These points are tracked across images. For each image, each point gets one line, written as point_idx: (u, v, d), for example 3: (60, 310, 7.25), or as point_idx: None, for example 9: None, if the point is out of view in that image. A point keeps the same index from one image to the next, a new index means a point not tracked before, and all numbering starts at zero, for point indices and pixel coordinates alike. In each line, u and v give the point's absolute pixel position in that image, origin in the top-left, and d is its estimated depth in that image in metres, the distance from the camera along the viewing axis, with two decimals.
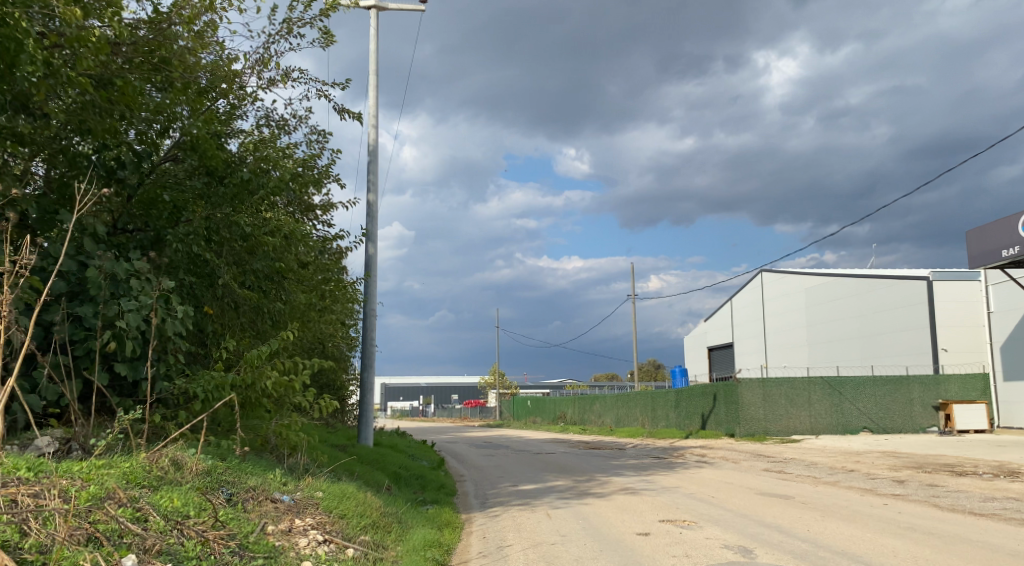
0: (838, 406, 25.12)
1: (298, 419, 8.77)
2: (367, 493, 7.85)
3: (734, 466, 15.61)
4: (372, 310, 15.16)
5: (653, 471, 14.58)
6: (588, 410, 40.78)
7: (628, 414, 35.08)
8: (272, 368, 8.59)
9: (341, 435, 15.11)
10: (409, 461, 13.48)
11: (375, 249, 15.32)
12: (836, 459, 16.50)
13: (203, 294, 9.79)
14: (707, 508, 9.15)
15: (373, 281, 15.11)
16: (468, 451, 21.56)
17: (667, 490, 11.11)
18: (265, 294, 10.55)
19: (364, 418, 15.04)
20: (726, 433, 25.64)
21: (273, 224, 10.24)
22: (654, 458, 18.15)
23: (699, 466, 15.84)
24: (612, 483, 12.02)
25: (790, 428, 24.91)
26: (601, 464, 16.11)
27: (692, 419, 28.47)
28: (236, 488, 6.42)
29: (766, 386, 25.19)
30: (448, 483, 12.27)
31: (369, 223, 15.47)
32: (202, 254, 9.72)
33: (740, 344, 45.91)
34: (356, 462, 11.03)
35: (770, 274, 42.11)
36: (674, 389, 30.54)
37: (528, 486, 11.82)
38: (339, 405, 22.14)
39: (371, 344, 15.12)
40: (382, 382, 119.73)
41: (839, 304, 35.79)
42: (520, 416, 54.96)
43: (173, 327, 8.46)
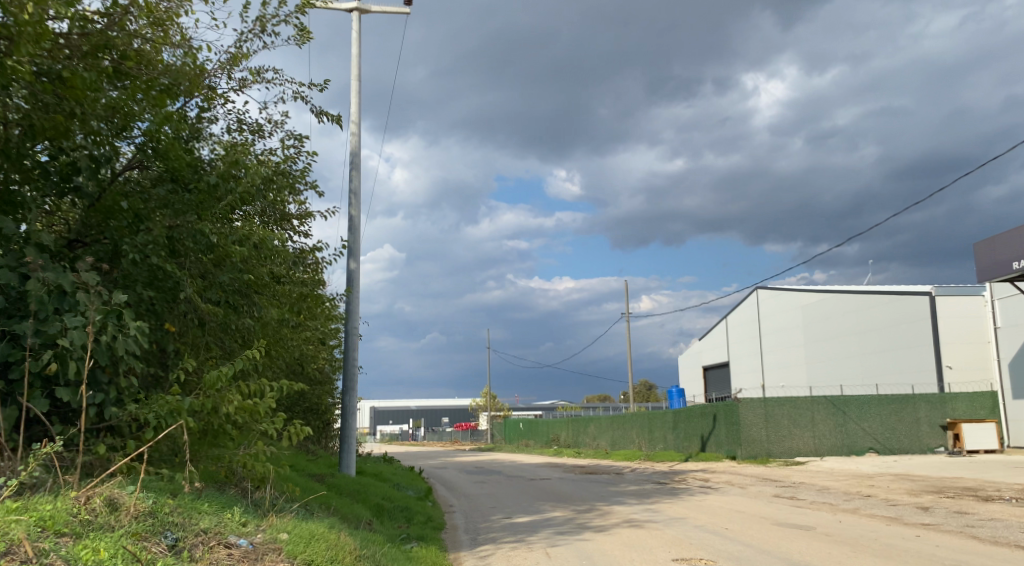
0: (842, 426, 24.24)
1: (265, 449, 7.85)
2: (342, 534, 6.91)
3: (741, 492, 14.68)
4: (354, 329, 14.26)
5: (656, 498, 13.63)
6: (582, 432, 39.76)
7: (624, 436, 34.11)
8: (235, 391, 7.71)
9: (321, 463, 14.11)
10: (394, 491, 12.47)
11: (357, 264, 14.45)
12: (848, 483, 15.61)
13: (164, 311, 8.86)
14: (725, 544, 8.23)
15: (355, 298, 14.22)
16: (458, 477, 20.53)
17: (676, 521, 10.18)
18: (234, 309, 9.63)
19: (346, 445, 14.08)
20: (727, 455, 24.71)
21: (242, 233, 9.37)
22: (654, 484, 17.20)
23: (704, 493, 14.87)
24: (614, 514, 11.07)
25: (793, 449, 24.00)
26: (599, 491, 15.13)
27: (691, 441, 27.54)
28: (182, 531, 5.53)
29: (768, 406, 24.30)
30: (436, 515, 11.27)
31: (351, 236, 14.61)
32: (163, 267, 8.80)
33: (736, 363, 45.02)
34: (334, 495, 10.08)
35: (766, 291, 41.35)
36: (672, 410, 29.63)
37: (522, 518, 10.84)
38: (321, 430, 21.09)
39: (353, 365, 14.19)
40: (372, 405, 118.12)
41: (837, 322, 35.06)
42: (512, 439, 53.80)
43: (125, 346, 7.59)
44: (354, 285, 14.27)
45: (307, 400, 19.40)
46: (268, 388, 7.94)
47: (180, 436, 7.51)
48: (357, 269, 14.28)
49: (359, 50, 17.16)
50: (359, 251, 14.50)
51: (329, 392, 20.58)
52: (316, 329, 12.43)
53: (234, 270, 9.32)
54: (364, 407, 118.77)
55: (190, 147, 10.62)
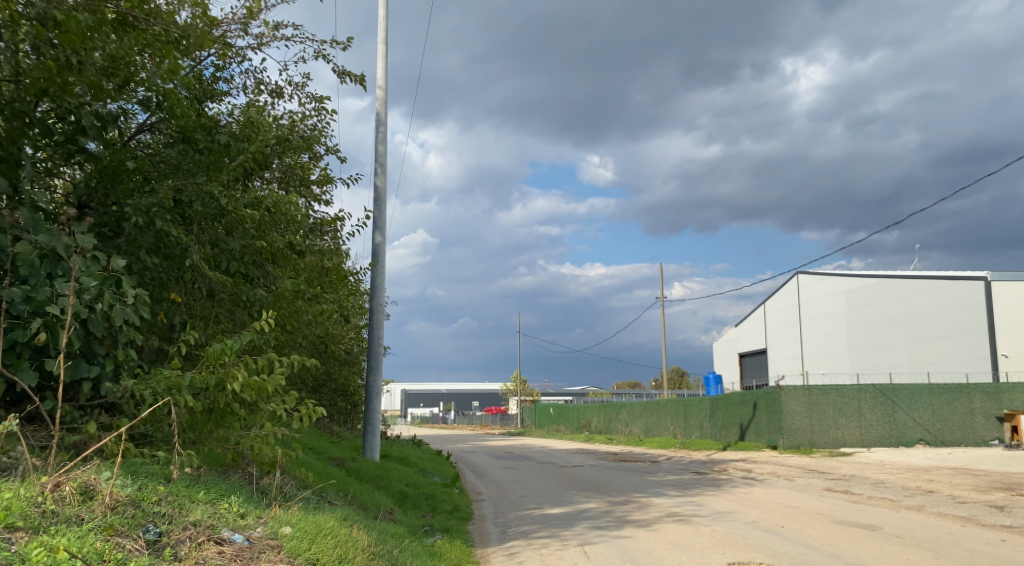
0: (890, 416, 23.05)
1: (275, 430, 7.14)
2: (355, 528, 6.18)
3: (790, 485, 13.70)
4: (380, 307, 13.53)
5: (698, 490, 12.72)
6: (615, 418, 38.85)
7: (658, 423, 33.15)
8: (241, 366, 6.98)
9: (344, 446, 13.46)
10: (419, 477, 11.73)
11: (383, 239, 13.70)
12: (905, 477, 14.53)
13: (169, 280, 8.25)
14: (785, 546, 7.30)
15: (380, 273, 13.49)
16: (487, 463, 19.79)
17: (724, 516, 9.27)
18: (246, 278, 9.00)
19: (370, 427, 13.39)
20: (768, 445, 23.72)
21: (253, 196, 8.66)
22: (693, 473, 16.29)
23: (748, 484, 13.90)
24: (655, 507, 10.20)
25: (838, 440, 22.91)
26: (636, 481, 14.25)
27: (729, 429, 26.55)
28: (169, 524, 4.81)
29: (812, 394, 23.21)
30: (462, 504, 10.49)
31: (376, 209, 13.86)
32: (168, 232, 8.14)
33: (775, 350, 43.68)
34: (353, 481, 9.37)
35: (807, 276, 39.93)
36: (709, 397, 28.63)
37: (556, 509, 10.00)
38: (348, 412, 20.46)
39: (378, 344, 13.48)
40: (403, 388, 118.41)
41: (884, 308, 33.68)
42: (543, 424, 53.14)
43: (122, 316, 6.91)
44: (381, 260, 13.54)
45: (333, 380, 18.80)
46: (279, 364, 7.19)
47: (181, 414, 6.86)
48: (383, 243, 13.52)
49: (385, 15, 16.31)
50: (384, 225, 13.74)
51: (356, 373, 19.92)
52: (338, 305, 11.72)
53: (247, 238, 8.61)
54: (394, 390, 119.17)
55: (205, 108, 9.91)
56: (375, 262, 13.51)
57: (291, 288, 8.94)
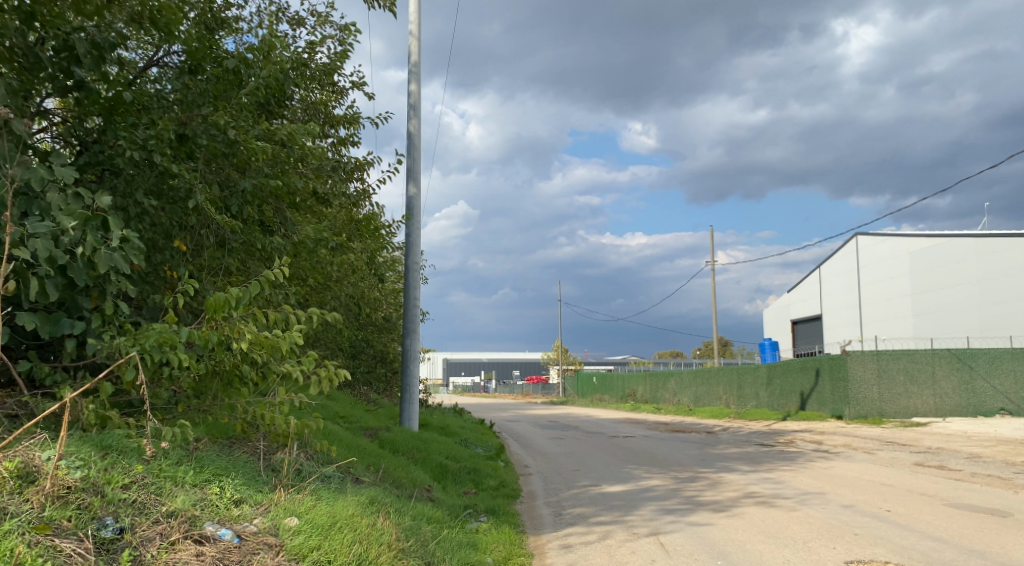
0: (968, 383, 21.33)
1: (290, 397, 5.99)
2: (382, 515, 5.05)
3: (871, 459, 12.29)
4: (415, 264, 12.36)
5: (771, 465, 11.37)
6: (663, 387, 37.45)
7: (709, 392, 31.70)
8: (247, 320, 5.76)
9: (378, 416, 12.41)
10: (460, 448, 10.60)
11: (418, 190, 12.50)
12: (1002, 450, 12.99)
13: (172, 225, 7.05)
14: (906, 537, 5.98)
15: (415, 226, 12.33)
16: (531, 433, 18.68)
17: (814, 498, 7.94)
18: (262, 225, 7.70)
19: (407, 394, 12.34)
20: (833, 414, 22.26)
21: (266, 126, 7.33)
22: (757, 445, 14.94)
23: (823, 458, 12.51)
24: (729, 485, 8.88)
25: (909, 409, 21.33)
26: (698, 453, 12.94)
27: (789, 398, 25.02)
28: (136, 515, 3.74)
29: (880, 360, 21.59)
30: (510, 480, 9.32)
31: (409, 157, 12.65)
32: (168, 168, 6.93)
33: (830, 316, 41.71)
34: (386, 454, 8.28)
35: (866, 237, 37.81)
36: (765, 364, 27.08)
37: (615, 487, 8.77)
38: (384, 379, 19.47)
39: (414, 305, 12.34)
40: (445, 357, 118.33)
41: (954, 270, 31.66)
42: (586, 393, 51.97)
43: (108, 261, 5.75)
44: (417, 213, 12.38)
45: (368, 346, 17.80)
46: (293, 318, 5.95)
47: (179, 374, 5.76)
48: (418, 194, 12.34)
49: None
50: (420, 174, 12.54)
51: (392, 337, 18.87)
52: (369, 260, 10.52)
53: (261, 174, 7.23)
54: (435, 359, 119.22)
55: (215, 33, 8.64)
56: (410, 215, 12.36)
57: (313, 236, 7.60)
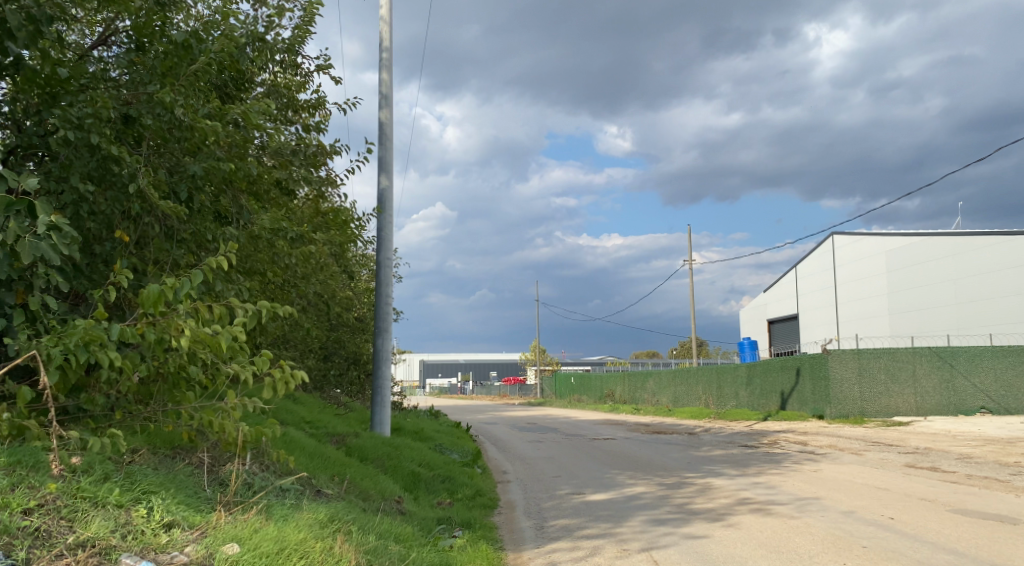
0: (949, 382, 21.12)
1: (241, 404, 5.34)
2: (340, 538, 4.45)
3: (860, 461, 11.87)
4: (386, 260, 11.74)
5: (758, 468, 10.91)
6: (641, 387, 37.07)
7: (688, 392, 31.38)
8: (188, 315, 5.11)
9: (348, 421, 11.79)
10: (434, 455, 9.99)
11: (390, 182, 11.90)
12: (991, 450, 12.66)
13: (115, 214, 6.34)
14: (919, 550, 5.50)
15: (386, 219, 11.73)
16: (509, 436, 18.09)
17: (811, 505, 7.46)
18: (216, 214, 6.88)
19: (378, 397, 11.72)
20: (814, 414, 21.96)
21: (217, 104, 6.57)
22: (741, 447, 14.50)
23: (811, 460, 12.09)
24: (720, 491, 8.38)
25: (891, 409, 21.08)
26: (682, 456, 12.46)
27: (769, 398, 24.71)
28: (35, 553, 3.16)
29: (862, 358, 21.31)
30: (487, 489, 8.73)
31: (380, 147, 12.04)
32: (108, 149, 6.22)
33: (807, 315, 41.65)
34: (353, 464, 7.67)
35: (842, 236, 37.74)
36: (745, 364, 26.77)
37: (600, 495, 8.23)
38: (356, 381, 18.80)
39: (386, 304, 11.72)
40: (421, 359, 117.42)
41: (931, 268, 31.63)
42: (564, 394, 51.50)
43: (31, 249, 5.06)
44: (388, 206, 11.79)
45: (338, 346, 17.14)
46: (240, 311, 5.32)
47: (115, 375, 5.14)
48: (389, 186, 11.75)
49: None
50: (391, 165, 11.93)
51: (364, 338, 18.20)
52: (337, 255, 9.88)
53: (213, 158, 6.50)
54: (412, 361, 118.21)
55: None
56: (381, 209, 11.75)
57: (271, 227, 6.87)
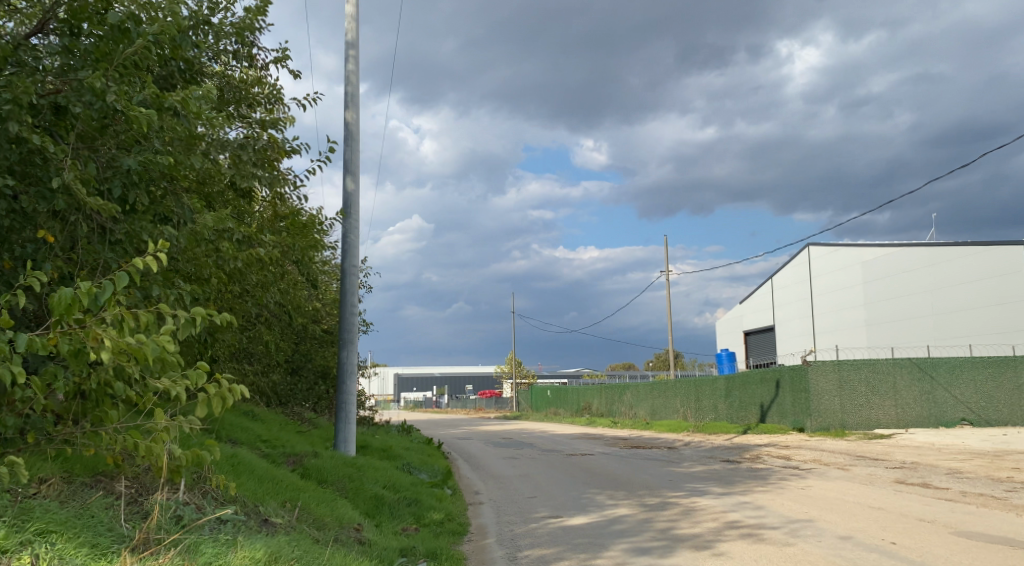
0: (929, 394, 20.85)
1: (170, 424, 4.66)
2: None
3: (847, 477, 11.41)
4: (352, 268, 11.13)
5: (744, 485, 10.40)
6: (618, 400, 36.57)
7: (666, 405, 30.94)
8: (108, 322, 4.41)
9: (311, 439, 11.11)
10: (401, 475, 9.35)
11: (357, 185, 11.30)
12: (980, 464, 12.26)
13: (38, 212, 5.64)
14: None
15: (353, 224, 11.13)
16: (483, 452, 17.44)
17: (805, 528, 6.93)
18: (155, 213, 6.20)
19: (343, 413, 11.07)
20: (794, 427, 21.58)
21: (154, 90, 5.88)
22: (724, 463, 13.99)
23: (796, 476, 11.61)
24: (706, 513, 7.84)
25: (872, 421, 20.76)
26: (663, 473, 11.91)
27: (748, 410, 24.33)
28: None
29: (842, 370, 20.97)
30: (457, 512, 8.12)
31: (347, 149, 11.45)
32: (29, 139, 5.51)
33: (783, 326, 41.51)
34: (310, 488, 7.04)
35: (818, 247, 37.66)
36: (724, 376, 26.39)
37: (578, 519, 7.65)
38: (324, 396, 18.05)
39: (351, 314, 11.10)
40: (395, 372, 116.16)
41: (908, 279, 31.56)
42: (540, 407, 50.84)
43: None
44: (355, 210, 11.20)
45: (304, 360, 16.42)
46: (173, 318, 4.63)
47: (23, 394, 4.44)
48: (356, 190, 11.15)
49: None
50: (358, 168, 11.35)
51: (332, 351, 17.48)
52: (296, 260, 9.26)
53: (150, 149, 5.83)
54: (387, 374, 116.91)
55: None
56: (347, 214, 11.16)
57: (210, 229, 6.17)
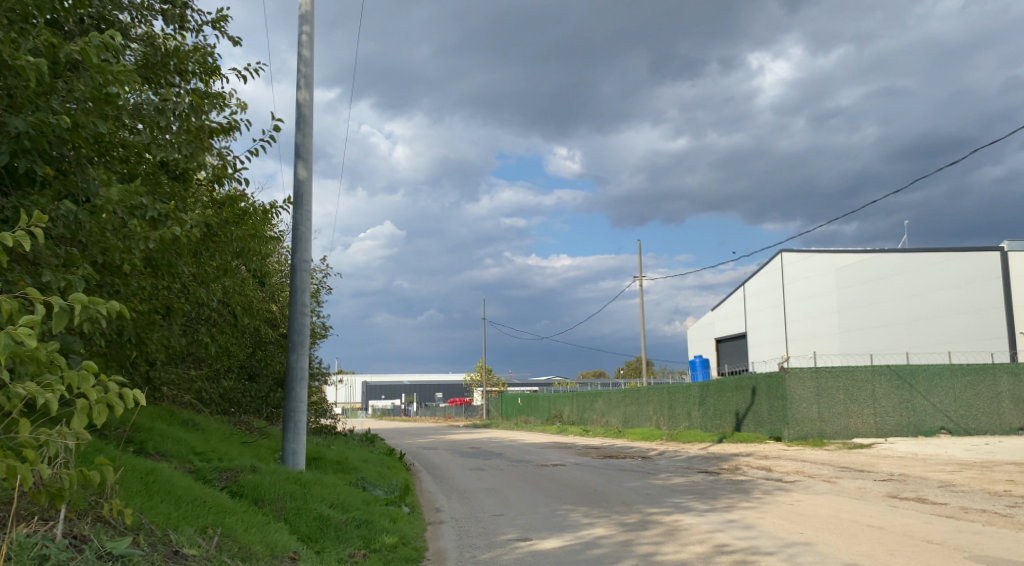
0: (908, 402, 20.36)
1: (42, 438, 3.64)
2: None
3: (835, 491, 10.69)
4: (303, 265, 10.21)
5: (728, 500, 9.62)
6: (590, 408, 35.81)
7: (638, 413, 30.23)
8: None
9: (257, 451, 10.15)
10: (352, 491, 8.42)
11: (310, 174, 10.43)
12: (972, 476, 11.64)
13: None
14: None
15: (304, 213, 10.26)
16: (449, 463, 16.51)
17: (803, 552, 6.15)
18: (48, 185, 5.17)
19: (292, 422, 10.10)
20: (771, 436, 20.97)
21: (45, 36, 4.84)
22: (702, 474, 13.23)
23: (781, 489, 10.87)
24: (692, 534, 7.02)
25: (850, 430, 20.21)
26: (640, 487, 11.09)
27: (723, 418, 23.68)
28: None
29: (820, 377, 20.41)
30: (412, 535, 7.20)
31: (299, 133, 10.55)
32: None
33: (755, 334, 41.13)
34: (240, 510, 6.08)
35: (791, 254, 37.33)
36: (697, 383, 25.76)
37: (549, 542, 6.78)
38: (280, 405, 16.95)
39: (302, 314, 10.17)
40: (364, 380, 114.39)
41: (881, 285, 31.23)
42: (510, 415, 49.91)
43: None
44: (307, 201, 10.33)
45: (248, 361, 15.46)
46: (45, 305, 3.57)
47: None
48: (308, 177, 10.27)
49: None
50: (311, 154, 10.48)
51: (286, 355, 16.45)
52: (235, 243, 8.58)
53: (45, 108, 4.80)
54: (355, 381, 115.19)
55: None
56: (298, 204, 10.29)
57: (116, 205, 5.06)
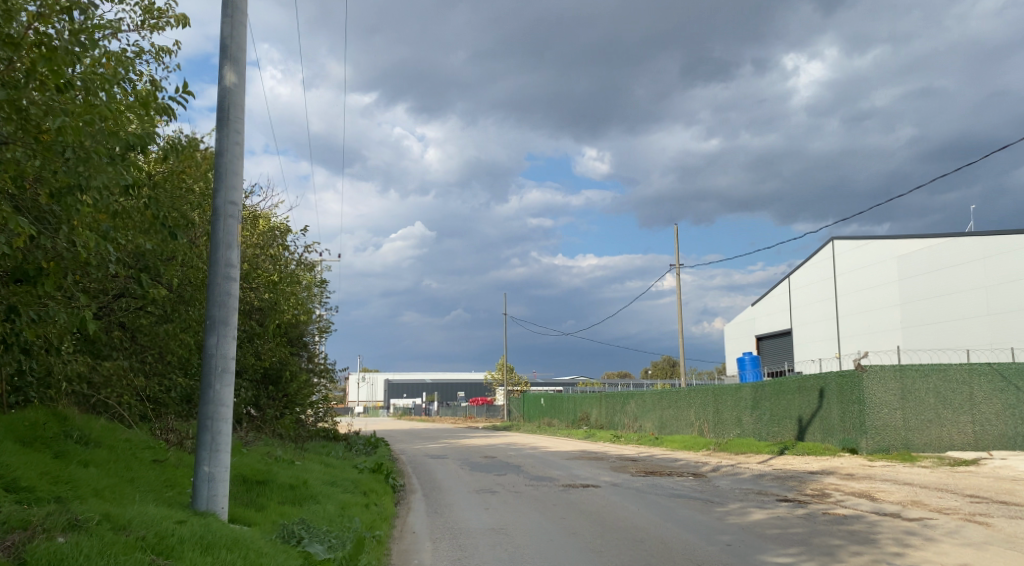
0: (1013, 408, 16.78)
1: None
2: None
3: (999, 539, 7.38)
4: (227, 209, 7.12)
5: (858, 559, 6.34)
6: (622, 411, 32.40)
7: (678, 417, 26.78)
8: None
9: (159, 482, 7.02)
10: (272, 552, 5.20)
11: (240, 81, 7.33)
12: None
13: None
14: None
15: (230, 136, 7.17)
16: (453, 479, 13.40)
17: None
18: None
19: (204, 435, 6.84)
20: (843, 448, 17.52)
21: None
22: (787, 505, 9.88)
23: (916, 536, 7.56)
24: None
25: (942, 442, 16.74)
26: (712, 530, 7.78)
27: (782, 425, 20.27)
28: None
29: (905, 377, 16.92)
30: None
31: (224, 23, 7.38)
32: None
33: (802, 330, 37.42)
34: None
35: (845, 241, 33.60)
36: (749, 385, 22.29)
37: None
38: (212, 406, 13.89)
39: (224, 278, 7.05)
40: (384, 377, 111.59)
41: (955, 274, 27.49)
42: (533, 416, 46.67)
43: None
44: (234, 118, 7.23)
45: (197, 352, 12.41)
46: None
47: None
48: (235, 85, 7.19)
49: None
50: (244, 53, 7.35)
51: None
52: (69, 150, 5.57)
53: None
54: (375, 379, 112.62)
55: None
56: (220, 121, 7.19)
57: None
